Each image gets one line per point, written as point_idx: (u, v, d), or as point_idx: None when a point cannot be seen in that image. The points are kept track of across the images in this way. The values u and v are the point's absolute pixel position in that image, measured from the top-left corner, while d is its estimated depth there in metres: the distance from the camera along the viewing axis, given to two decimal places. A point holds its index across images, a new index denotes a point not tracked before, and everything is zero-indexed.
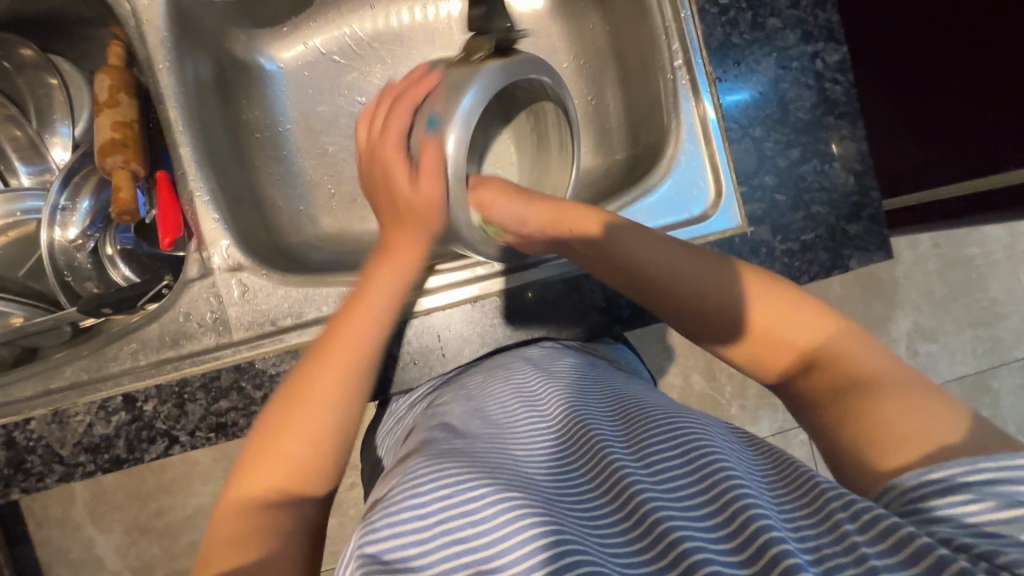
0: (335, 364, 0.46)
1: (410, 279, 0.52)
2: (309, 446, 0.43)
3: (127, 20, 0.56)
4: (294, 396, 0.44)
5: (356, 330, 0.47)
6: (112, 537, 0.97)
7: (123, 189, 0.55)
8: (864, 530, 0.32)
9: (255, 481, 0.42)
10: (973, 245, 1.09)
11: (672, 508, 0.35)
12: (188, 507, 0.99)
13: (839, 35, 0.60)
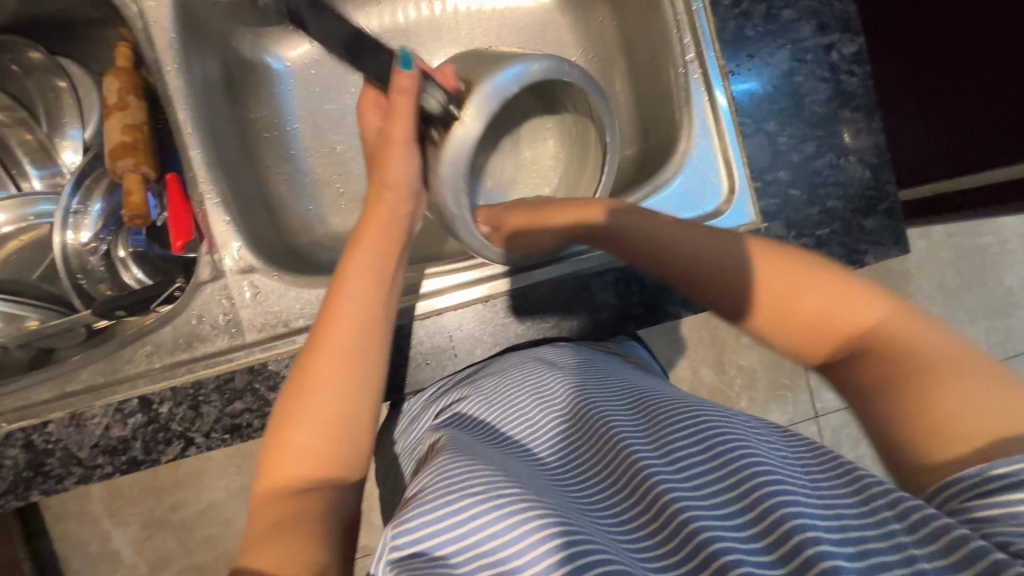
0: (343, 350, 0.44)
1: (394, 259, 0.51)
2: (325, 432, 0.41)
3: (135, 22, 0.56)
4: (300, 385, 0.42)
5: (350, 306, 0.46)
6: (130, 531, 0.99)
7: (135, 193, 0.55)
8: (912, 530, 0.31)
9: (273, 475, 0.40)
10: (988, 235, 1.07)
11: (697, 504, 0.35)
12: (203, 502, 1.00)
13: (855, 26, 0.59)
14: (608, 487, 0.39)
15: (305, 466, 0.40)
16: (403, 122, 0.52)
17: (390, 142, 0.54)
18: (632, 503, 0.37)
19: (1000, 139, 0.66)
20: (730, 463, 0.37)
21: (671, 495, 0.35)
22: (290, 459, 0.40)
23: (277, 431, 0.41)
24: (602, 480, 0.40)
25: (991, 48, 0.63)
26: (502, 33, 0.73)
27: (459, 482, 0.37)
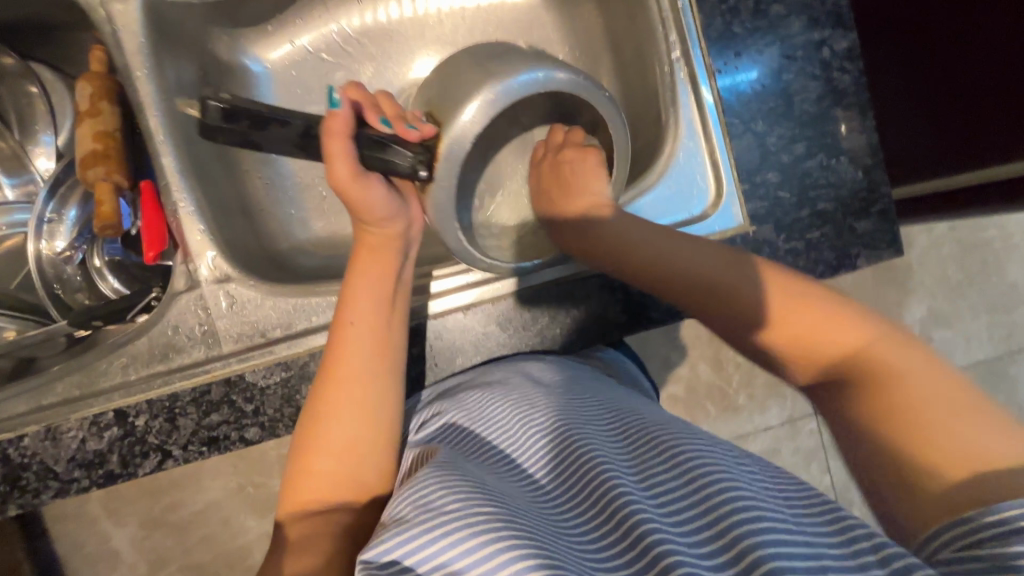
0: (347, 380, 0.46)
1: (399, 270, 0.51)
2: (344, 453, 0.44)
3: (104, 27, 0.54)
4: (312, 414, 0.45)
5: (360, 326, 0.47)
6: (127, 530, 0.99)
7: (106, 202, 0.54)
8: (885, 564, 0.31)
9: (296, 497, 0.44)
10: (992, 228, 1.04)
11: (671, 536, 0.34)
12: (199, 502, 0.99)
13: (847, 21, 0.57)
14: (583, 510, 0.38)
15: (321, 489, 0.43)
16: (343, 163, 0.48)
17: (343, 190, 0.49)
18: (606, 528, 0.36)
19: (998, 138, 0.64)
20: (709, 492, 0.35)
21: (647, 524, 0.34)
22: (308, 482, 0.43)
23: (296, 457, 0.45)
24: (577, 501, 0.39)
25: (988, 44, 0.61)
26: (487, 30, 0.71)
27: (437, 500, 0.36)
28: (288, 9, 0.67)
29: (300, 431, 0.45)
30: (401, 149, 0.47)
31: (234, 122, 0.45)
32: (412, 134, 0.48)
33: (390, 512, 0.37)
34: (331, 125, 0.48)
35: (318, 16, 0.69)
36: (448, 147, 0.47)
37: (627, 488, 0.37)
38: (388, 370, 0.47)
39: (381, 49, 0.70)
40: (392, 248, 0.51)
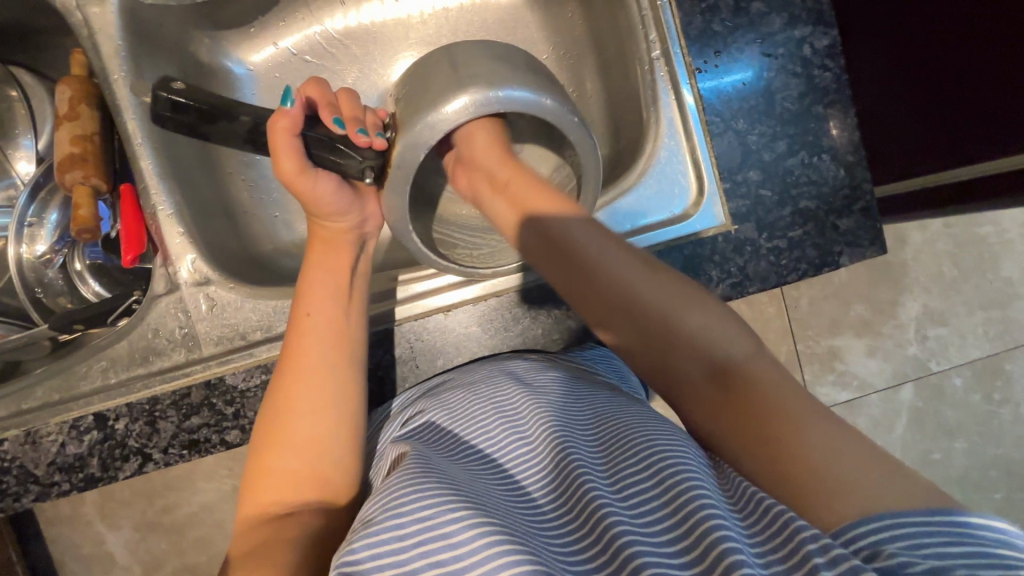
0: (306, 375, 0.44)
1: (352, 267, 0.51)
2: (306, 450, 0.42)
3: (81, 31, 0.54)
4: (271, 415, 0.44)
5: (318, 324, 0.46)
6: (121, 533, 0.99)
7: (84, 206, 0.54)
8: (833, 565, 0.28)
9: (255, 501, 0.41)
10: (986, 224, 1.04)
11: (642, 537, 0.33)
12: (194, 504, 0.99)
13: (828, 18, 0.56)
14: (561, 509, 0.38)
15: (281, 489, 0.41)
16: (290, 160, 0.48)
17: (292, 182, 0.49)
18: (581, 527, 0.36)
19: (992, 131, 0.63)
20: (682, 491, 0.35)
21: (618, 523, 0.34)
22: (267, 482, 0.42)
23: (256, 460, 0.43)
24: (554, 502, 0.39)
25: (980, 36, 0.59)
26: (471, 31, 0.71)
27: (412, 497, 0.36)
28: (270, 11, 0.67)
29: (258, 436, 0.43)
30: (350, 152, 0.48)
31: (182, 113, 0.49)
32: (364, 140, 0.48)
33: (365, 511, 0.37)
34: (278, 124, 0.48)
35: (300, 17, 0.68)
36: (397, 154, 0.47)
37: (600, 489, 0.37)
38: (348, 363, 0.46)
39: (364, 51, 0.70)
40: (345, 242, 0.52)
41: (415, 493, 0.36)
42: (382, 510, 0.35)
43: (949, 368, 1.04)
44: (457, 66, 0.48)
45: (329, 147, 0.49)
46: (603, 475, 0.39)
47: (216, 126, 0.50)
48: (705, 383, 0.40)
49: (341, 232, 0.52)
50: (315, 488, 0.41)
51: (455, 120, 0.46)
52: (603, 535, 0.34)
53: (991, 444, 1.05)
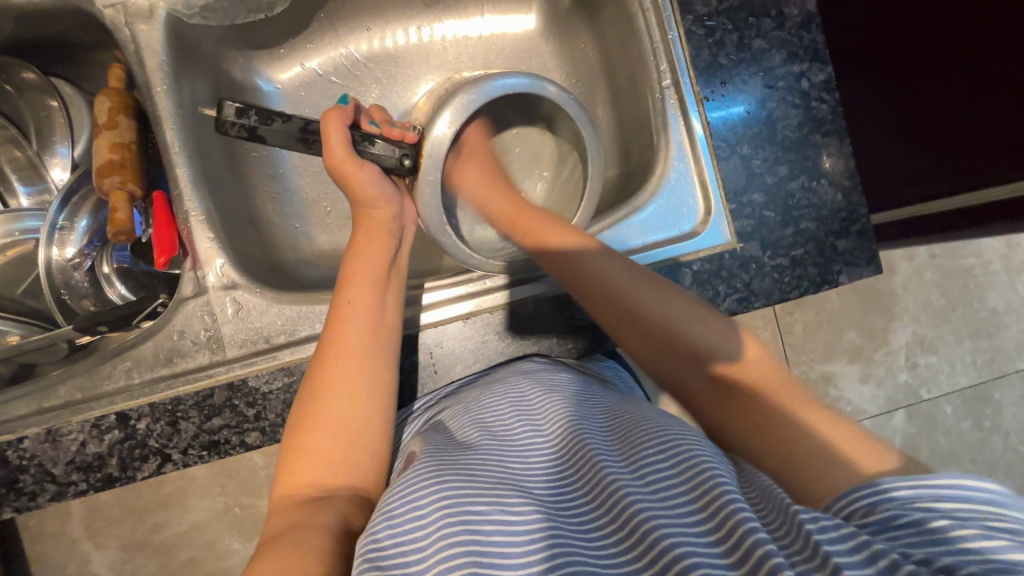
0: (345, 357, 0.46)
1: (387, 259, 0.53)
2: (339, 434, 0.43)
3: (127, 46, 0.57)
4: (310, 399, 0.44)
5: (356, 310, 0.48)
6: (108, 552, 0.95)
7: (120, 209, 0.57)
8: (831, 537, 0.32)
9: (290, 483, 0.42)
10: (971, 256, 1.08)
11: (661, 517, 0.35)
12: (185, 522, 0.95)
13: (825, 55, 0.61)
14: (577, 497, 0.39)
15: (319, 473, 0.42)
16: (340, 144, 0.51)
17: (343, 172, 0.53)
18: (599, 512, 0.37)
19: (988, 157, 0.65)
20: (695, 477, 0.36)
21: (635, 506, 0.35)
22: (308, 466, 0.42)
23: (291, 444, 0.43)
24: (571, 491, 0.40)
25: (994, 73, 0.62)
26: (489, 57, 0.75)
27: (434, 485, 0.37)
28: (300, 34, 0.70)
29: (294, 423, 0.44)
30: (388, 144, 0.54)
31: (246, 116, 0.48)
32: (398, 134, 0.55)
33: (386, 503, 0.37)
34: (329, 119, 0.52)
35: (328, 41, 0.72)
36: (429, 143, 0.53)
37: (617, 477, 0.38)
38: (385, 351, 0.47)
39: (387, 74, 0.74)
40: (385, 231, 0.54)
41: (436, 483, 0.37)
42: (404, 501, 0.36)
43: (940, 396, 1.07)
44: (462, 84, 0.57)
45: (366, 139, 0.53)
46: (616, 465, 0.40)
47: (270, 126, 0.50)
48: (707, 386, 0.51)
49: (376, 227, 0.54)
50: (353, 474, 0.42)
51: (472, 105, 0.53)
52: (623, 518, 0.35)
53: (983, 472, 1.07)
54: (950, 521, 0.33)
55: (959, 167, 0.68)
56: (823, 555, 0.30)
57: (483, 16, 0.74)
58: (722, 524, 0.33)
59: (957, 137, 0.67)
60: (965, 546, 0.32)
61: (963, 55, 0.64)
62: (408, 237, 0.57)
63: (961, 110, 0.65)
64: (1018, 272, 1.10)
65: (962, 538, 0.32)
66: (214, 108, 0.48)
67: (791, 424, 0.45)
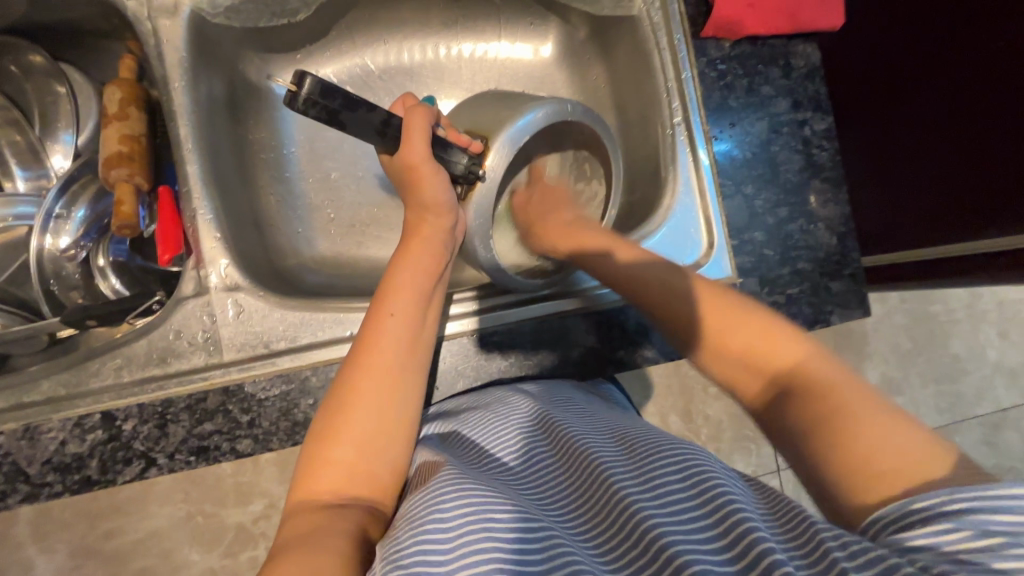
0: (380, 369, 0.44)
1: (433, 271, 0.51)
2: (365, 446, 0.42)
3: (147, 39, 0.57)
4: (339, 404, 0.43)
5: (395, 321, 0.46)
6: (55, 559, 0.88)
7: (126, 203, 0.56)
8: (853, 558, 0.30)
9: (308, 488, 0.40)
10: (938, 303, 1.14)
11: (676, 527, 0.34)
12: (143, 530, 0.89)
13: (825, 106, 0.64)
14: (590, 515, 0.39)
15: (339, 481, 0.40)
16: (421, 144, 0.52)
17: (419, 172, 0.52)
18: (613, 531, 0.36)
19: (969, 214, 0.65)
20: (707, 492, 0.36)
21: (650, 520, 0.35)
22: (329, 473, 0.40)
23: (315, 448, 0.41)
24: (584, 511, 0.39)
25: (985, 132, 0.60)
26: (502, 81, 0.76)
27: (451, 494, 0.35)
28: (318, 42, 0.71)
29: (320, 430, 0.42)
30: (457, 151, 0.54)
31: (330, 98, 0.47)
32: (465, 141, 0.55)
33: (400, 515, 0.36)
34: (414, 116, 0.53)
35: (345, 50, 0.72)
36: (495, 159, 0.55)
37: (632, 492, 0.38)
38: (417, 367, 0.46)
39: (401, 87, 0.74)
40: (439, 239, 0.53)
41: (452, 491, 0.36)
42: (420, 509, 0.34)
43: None
44: (506, 99, 0.58)
45: (440, 145, 0.54)
46: (627, 480, 0.40)
47: (353, 113, 0.48)
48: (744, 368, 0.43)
49: (427, 237, 0.53)
50: (371, 486, 0.41)
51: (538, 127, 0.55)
52: (635, 528, 0.35)
53: None
54: (1004, 538, 0.28)
55: (952, 214, 0.67)
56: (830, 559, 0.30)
57: (500, 40, 0.75)
58: (738, 531, 0.33)
59: (952, 185, 0.66)
60: (1010, 567, 0.27)
61: (960, 104, 0.62)
62: (456, 249, 0.56)
63: (957, 158, 0.64)
64: (981, 321, 1.15)
65: (1014, 556, 0.28)
66: (296, 83, 0.45)
67: (871, 424, 0.35)
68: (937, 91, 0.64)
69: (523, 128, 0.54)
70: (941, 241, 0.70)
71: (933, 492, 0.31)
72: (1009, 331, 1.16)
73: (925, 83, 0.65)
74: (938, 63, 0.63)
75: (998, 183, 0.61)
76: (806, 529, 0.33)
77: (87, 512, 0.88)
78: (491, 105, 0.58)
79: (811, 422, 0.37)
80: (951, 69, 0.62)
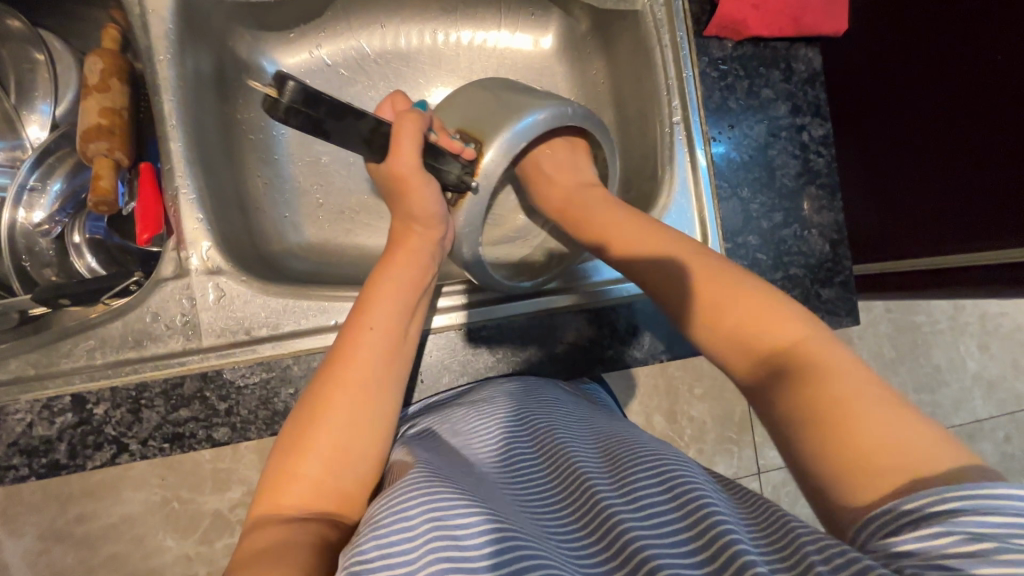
0: (354, 383, 0.41)
1: (420, 281, 0.49)
2: (333, 461, 0.39)
3: (132, 8, 0.55)
4: (307, 418, 0.40)
5: (373, 334, 0.44)
6: (22, 542, 0.85)
7: (104, 177, 0.54)
8: (831, 564, 0.29)
9: (272, 501, 0.37)
10: (921, 313, 1.15)
11: (654, 537, 0.34)
12: (114, 515, 0.87)
13: (825, 112, 0.64)
14: (570, 515, 0.38)
15: (304, 495, 0.38)
16: (411, 152, 0.49)
17: (404, 182, 0.50)
18: (590, 535, 0.36)
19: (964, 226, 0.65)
20: (690, 500, 0.35)
21: (628, 528, 0.34)
22: (294, 487, 0.38)
23: (279, 463, 0.39)
24: (563, 511, 0.39)
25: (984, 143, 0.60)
26: (500, 71, 0.74)
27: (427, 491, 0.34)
28: (313, 21, 0.69)
29: (287, 444, 0.40)
30: (450, 160, 0.51)
31: (315, 107, 0.42)
32: (458, 146, 0.52)
33: (374, 511, 0.35)
34: (405, 122, 0.49)
35: (340, 31, 0.70)
36: (489, 163, 0.52)
37: (608, 499, 0.37)
38: (394, 382, 0.44)
39: (396, 72, 0.73)
40: (425, 251, 0.50)
41: (427, 489, 0.35)
42: (393, 507, 0.33)
43: None
44: (500, 96, 0.56)
45: (431, 153, 0.51)
46: (608, 488, 0.39)
47: (341, 121, 0.45)
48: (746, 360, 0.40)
49: (413, 244, 0.50)
50: (338, 496, 0.39)
51: (539, 130, 0.53)
52: (613, 534, 0.34)
53: None
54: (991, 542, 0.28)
55: (946, 224, 0.67)
56: (803, 560, 0.30)
57: (500, 29, 0.73)
58: (716, 541, 0.32)
59: (947, 192, 0.65)
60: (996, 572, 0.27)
61: (961, 115, 0.61)
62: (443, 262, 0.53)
63: (956, 163, 0.63)
64: (962, 333, 1.17)
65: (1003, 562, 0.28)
66: (277, 90, 0.41)
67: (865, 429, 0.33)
68: (939, 98, 0.63)
69: (526, 128, 0.52)
70: (927, 252, 0.70)
71: (925, 491, 0.30)
72: (989, 344, 1.17)
73: (917, 96, 0.65)
74: (942, 71, 0.62)
75: (1006, 190, 0.59)
76: (788, 538, 0.33)
77: (56, 495, 0.86)
78: (487, 105, 0.55)
79: (813, 420, 0.35)
80: (951, 80, 0.61)
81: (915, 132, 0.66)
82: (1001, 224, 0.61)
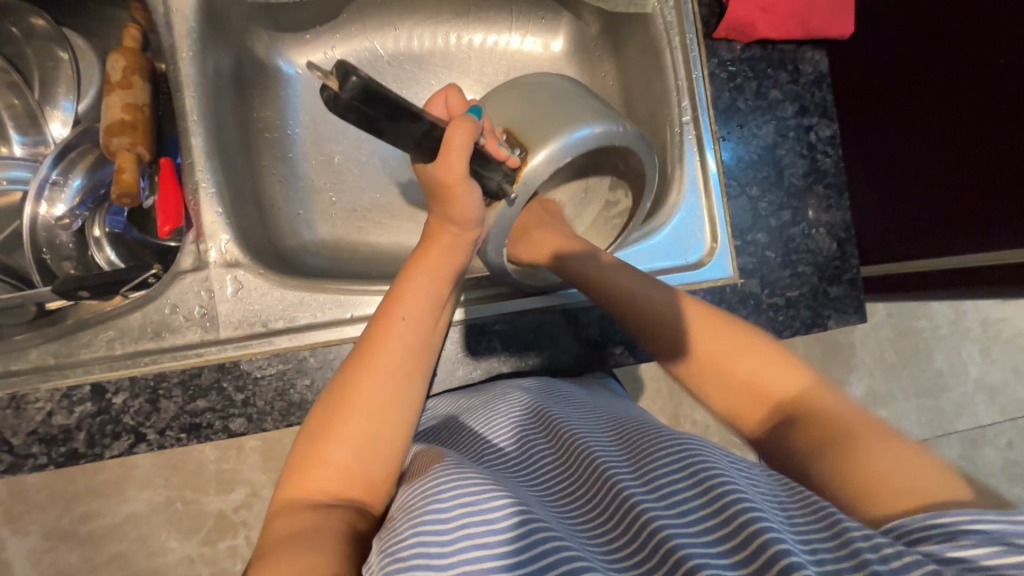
0: (384, 375, 0.42)
1: (450, 274, 0.49)
2: (360, 453, 0.39)
3: (157, 8, 0.57)
4: (335, 408, 0.40)
5: (402, 328, 0.43)
6: (27, 540, 0.85)
7: (127, 170, 0.55)
8: (889, 561, 0.29)
9: (299, 485, 0.38)
10: (923, 318, 1.15)
11: (677, 523, 0.34)
12: (119, 514, 0.87)
13: (832, 112, 0.65)
14: (593, 504, 0.38)
15: (331, 481, 0.38)
16: (460, 164, 0.46)
17: (449, 188, 0.47)
18: (614, 523, 0.36)
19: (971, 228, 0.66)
20: (712, 485, 0.35)
21: (652, 513, 0.35)
22: (321, 472, 0.38)
23: (306, 449, 0.40)
24: (585, 501, 0.39)
25: (991, 147, 0.60)
26: (511, 73, 0.75)
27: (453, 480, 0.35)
28: (329, 23, 0.70)
29: (314, 434, 0.40)
30: (495, 167, 0.50)
31: (374, 104, 0.41)
32: (505, 154, 0.50)
33: (404, 501, 0.35)
34: (457, 129, 0.46)
35: (355, 32, 0.72)
36: (531, 172, 0.53)
37: (632, 485, 0.38)
38: (422, 375, 0.44)
39: (408, 73, 0.74)
40: (459, 249, 0.50)
41: (454, 479, 0.35)
42: (423, 497, 0.34)
43: None
44: (551, 100, 0.56)
45: (480, 160, 0.49)
46: (630, 476, 0.39)
47: (396, 123, 0.43)
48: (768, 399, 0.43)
49: (440, 243, 0.49)
50: (364, 485, 0.39)
51: (587, 145, 0.54)
52: (637, 521, 0.35)
53: None
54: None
55: (953, 226, 0.67)
56: (853, 548, 0.30)
57: (510, 32, 0.75)
58: (742, 524, 0.32)
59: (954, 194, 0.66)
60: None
61: (969, 118, 0.62)
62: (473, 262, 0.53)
63: (959, 167, 0.64)
64: (964, 337, 1.17)
65: None
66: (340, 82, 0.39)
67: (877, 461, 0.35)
68: (947, 101, 0.64)
69: (577, 140, 0.53)
70: (934, 254, 0.71)
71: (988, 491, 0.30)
72: (990, 350, 1.18)
73: (924, 98, 0.66)
74: (950, 74, 0.63)
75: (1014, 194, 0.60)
76: (829, 522, 0.33)
77: (63, 492, 0.86)
78: (537, 109, 0.55)
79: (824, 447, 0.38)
80: (959, 83, 0.62)
81: (925, 135, 0.66)
82: (1004, 226, 0.62)
